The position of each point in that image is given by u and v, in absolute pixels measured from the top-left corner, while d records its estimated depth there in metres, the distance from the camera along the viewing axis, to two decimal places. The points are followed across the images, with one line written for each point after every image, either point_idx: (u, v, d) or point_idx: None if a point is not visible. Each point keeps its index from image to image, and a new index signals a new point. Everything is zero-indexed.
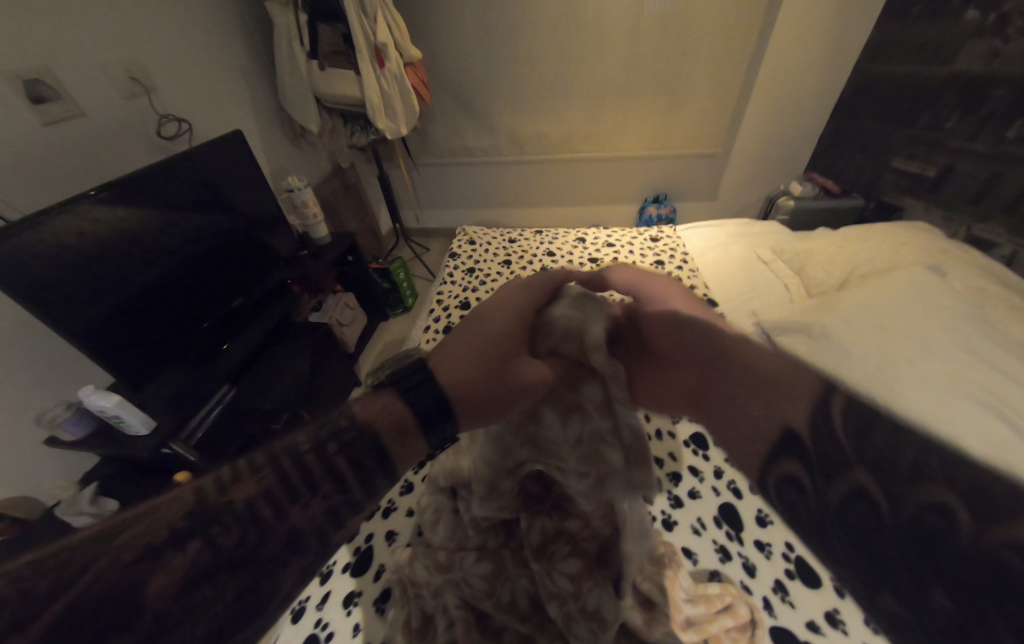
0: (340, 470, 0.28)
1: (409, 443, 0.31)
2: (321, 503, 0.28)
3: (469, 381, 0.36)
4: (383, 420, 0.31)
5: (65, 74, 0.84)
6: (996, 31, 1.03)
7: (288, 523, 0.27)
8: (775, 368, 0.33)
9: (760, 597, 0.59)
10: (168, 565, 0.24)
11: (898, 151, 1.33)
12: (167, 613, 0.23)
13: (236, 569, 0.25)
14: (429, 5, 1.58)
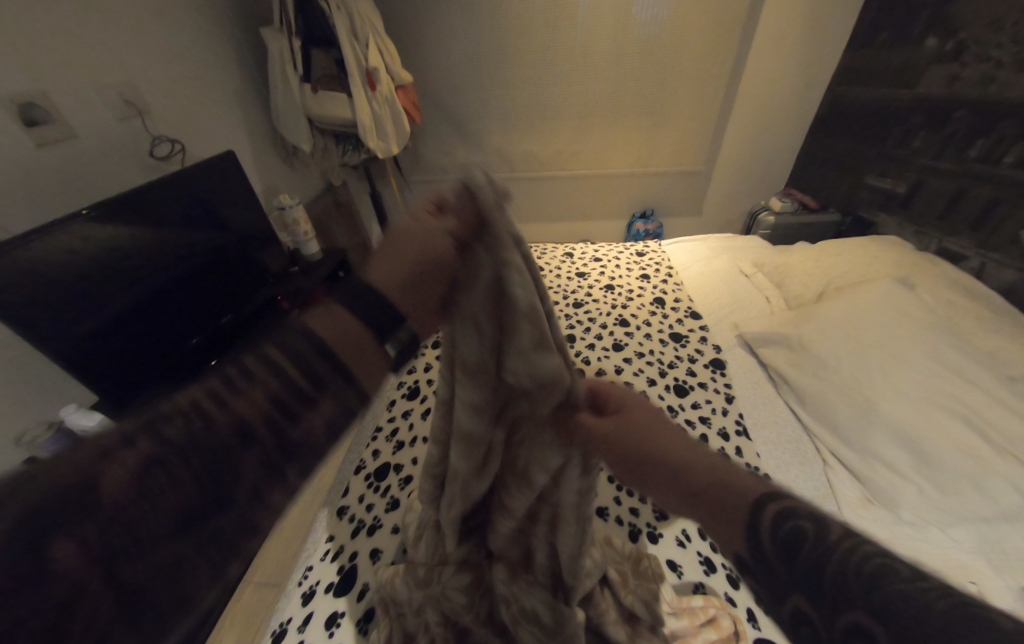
0: (286, 370, 0.31)
1: (363, 349, 0.33)
2: (263, 391, 0.30)
3: (405, 284, 0.36)
4: (333, 333, 0.32)
5: (60, 99, 0.86)
6: (954, 57, 1.09)
7: (233, 415, 0.29)
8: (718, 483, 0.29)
9: (744, 609, 0.60)
10: (119, 460, 0.25)
11: (871, 169, 1.39)
12: (127, 499, 0.24)
13: (191, 456, 0.27)
14: (420, 31, 1.64)
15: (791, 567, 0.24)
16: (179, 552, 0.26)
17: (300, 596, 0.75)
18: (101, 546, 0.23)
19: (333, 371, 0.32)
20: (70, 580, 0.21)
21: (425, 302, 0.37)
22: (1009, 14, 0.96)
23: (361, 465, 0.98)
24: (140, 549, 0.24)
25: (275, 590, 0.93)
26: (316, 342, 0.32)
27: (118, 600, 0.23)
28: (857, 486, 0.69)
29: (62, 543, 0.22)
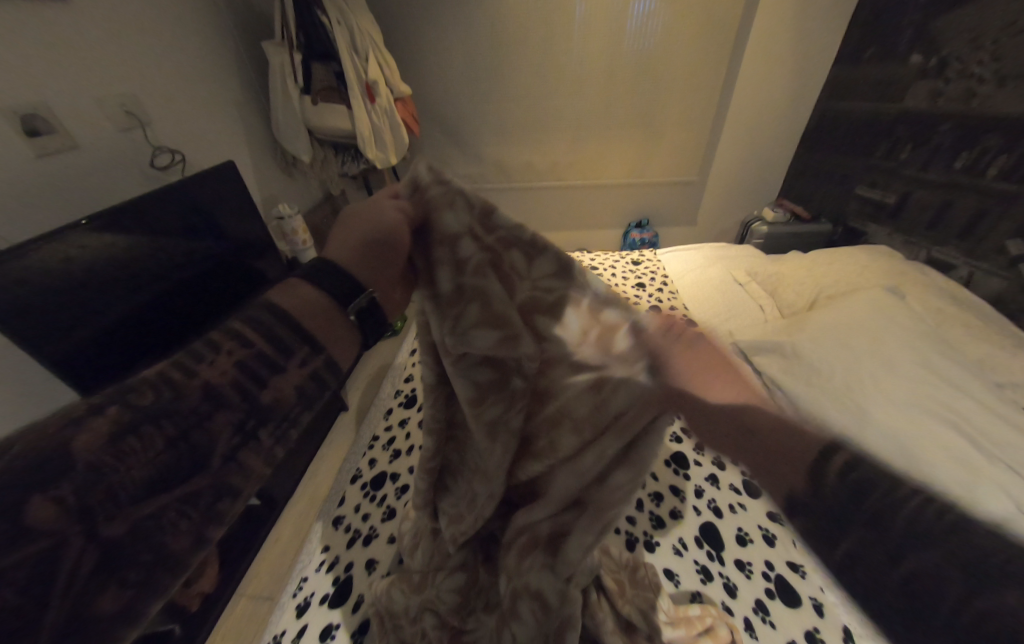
0: (258, 336, 0.27)
1: (332, 319, 0.30)
2: (229, 358, 0.26)
3: (360, 256, 0.34)
4: (293, 302, 0.30)
5: (62, 110, 0.87)
6: (937, 74, 1.13)
7: (207, 382, 0.25)
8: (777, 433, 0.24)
9: (741, 617, 0.66)
10: (100, 417, 0.22)
11: (860, 180, 1.42)
12: (102, 462, 0.21)
13: (162, 422, 0.23)
14: (419, 46, 1.67)
15: (852, 515, 0.21)
16: (158, 514, 0.23)
17: (294, 609, 0.75)
18: (82, 506, 0.21)
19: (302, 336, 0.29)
20: (50, 540, 0.20)
21: (386, 272, 0.36)
22: (987, 33, 0.99)
23: (357, 474, 0.99)
24: (119, 509, 0.22)
25: (268, 603, 0.91)
26: (287, 309, 0.29)
27: (97, 555, 0.21)
28: None
29: (38, 505, 0.20)
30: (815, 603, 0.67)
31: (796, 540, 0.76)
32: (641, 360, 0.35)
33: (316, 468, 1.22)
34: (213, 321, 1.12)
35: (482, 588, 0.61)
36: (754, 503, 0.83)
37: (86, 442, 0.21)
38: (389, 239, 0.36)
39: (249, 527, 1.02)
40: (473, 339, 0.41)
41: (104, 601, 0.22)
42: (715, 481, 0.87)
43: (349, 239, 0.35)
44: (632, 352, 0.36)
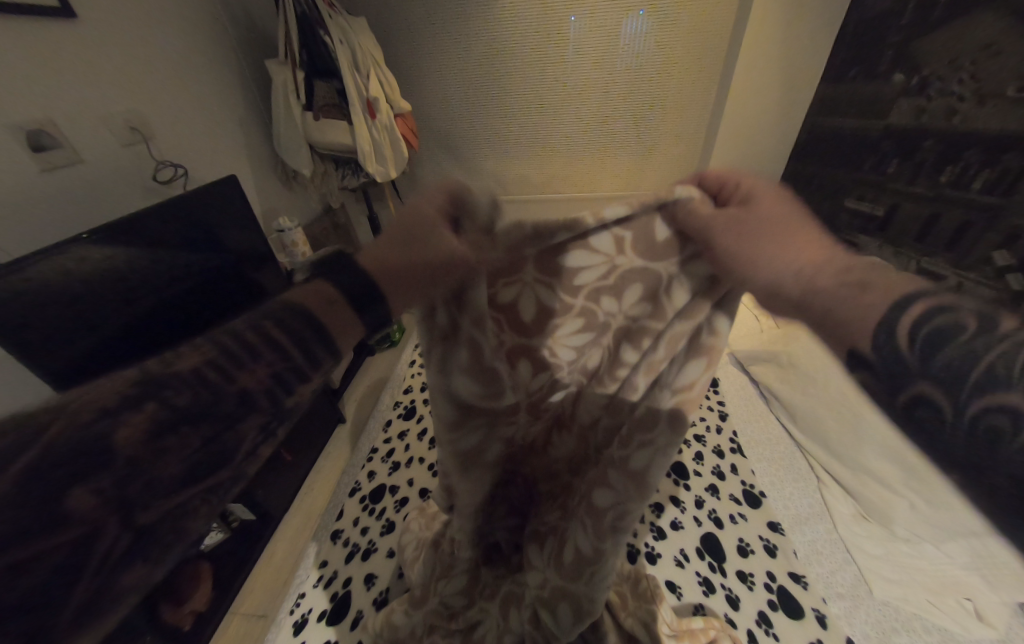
0: (279, 340, 0.31)
1: (345, 321, 0.32)
2: (266, 368, 0.30)
3: (400, 267, 0.34)
4: (315, 303, 0.32)
5: (68, 125, 0.88)
6: (919, 91, 1.18)
7: (240, 387, 0.29)
8: (841, 288, 0.29)
9: (744, 630, 0.66)
10: (137, 414, 0.26)
11: (849, 193, 1.45)
12: (141, 457, 0.26)
13: (198, 423, 0.28)
14: (419, 64, 1.72)
15: (925, 368, 0.25)
16: (184, 500, 0.27)
17: (291, 626, 0.74)
18: (119, 495, 0.25)
19: (322, 344, 0.32)
20: (85, 527, 0.24)
21: (421, 284, 0.35)
22: (965, 54, 1.04)
23: (355, 486, 0.98)
24: (151, 498, 0.26)
25: (262, 622, 0.89)
26: (308, 314, 0.32)
27: (130, 538, 0.25)
28: (850, 503, 0.80)
29: (80, 494, 0.24)
30: (818, 615, 0.68)
31: (797, 551, 0.76)
32: (680, 244, 0.40)
33: (313, 481, 1.21)
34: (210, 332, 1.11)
35: (485, 584, 0.66)
36: (755, 512, 0.83)
37: (127, 434, 0.25)
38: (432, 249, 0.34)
39: (243, 543, 1.01)
40: (456, 377, 0.45)
41: (129, 578, 0.25)
42: (715, 490, 0.87)
43: (385, 250, 0.34)
44: (671, 241, 0.40)
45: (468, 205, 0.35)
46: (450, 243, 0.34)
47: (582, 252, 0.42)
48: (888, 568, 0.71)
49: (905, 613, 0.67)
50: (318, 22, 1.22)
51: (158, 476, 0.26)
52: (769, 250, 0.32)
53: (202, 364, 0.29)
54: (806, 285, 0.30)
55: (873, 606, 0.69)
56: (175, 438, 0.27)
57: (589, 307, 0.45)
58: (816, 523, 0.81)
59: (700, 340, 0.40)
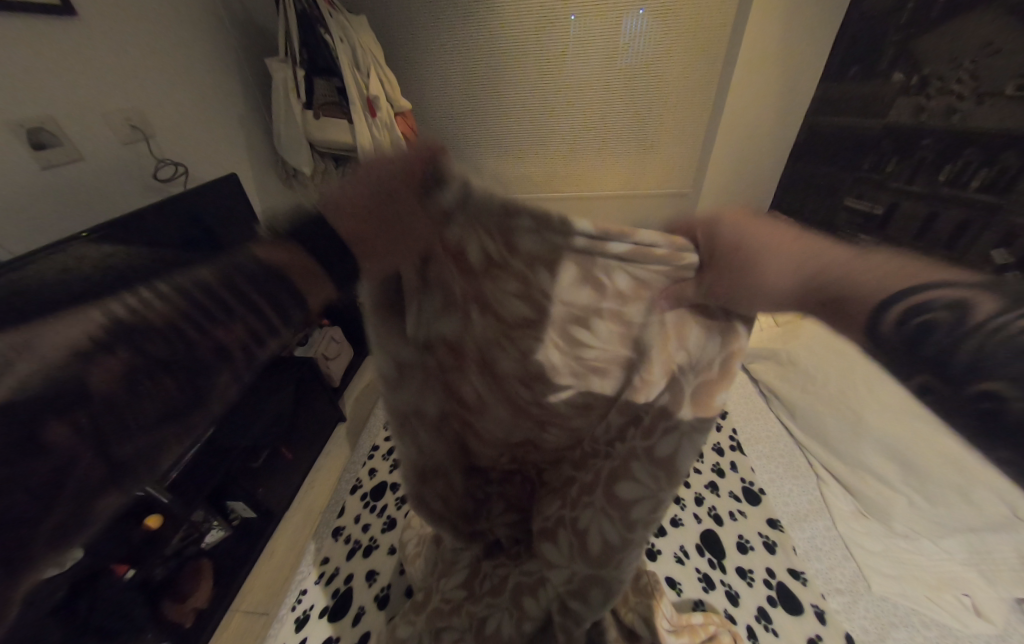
0: (260, 297, 0.26)
1: (314, 279, 0.29)
2: (249, 323, 0.26)
3: (364, 227, 0.32)
4: (276, 257, 0.27)
5: (68, 123, 0.88)
6: (919, 90, 1.18)
7: (217, 338, 0.25)
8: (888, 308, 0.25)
9: (744, 626, 0.66)
10: (109, 357, 0.21)
11: (848, 191, 1.45)
12: (118, 401, 0.22)
13: (173, 371, 0.23)
14: (419, 62, 1.72)
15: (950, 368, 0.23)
16: (169, 443, 0.24)
17: (294, 622, 0.74)
18: (95, 433, 0.21)
19: (296, 303, 0.28)
20: (62, 456, 0.20)
21: (385, 247, 0.34)
22: (964, 53, 1.04)
23: (357, 483, 0.98)
24: (127, 434, 0.22)
25: (263, 618, 0.89)
26: (284, 273, 0.28)
27: (106, 470, 0.22)
28: (848, 500, 0.80)
29: (55, 426, 0.20)
30: (817, 611, 0.68)
31: (797, 547, 0.77)
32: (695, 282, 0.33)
33: (313, 479, 1.21)
34: None
35: (486, 577, 0.66)
36: (754, 510, 0.83)
37: (100, 378, 0.21)
38: (399, 216, 0.34)
39: (243, 541, 1.01)
40: (439, 325, 0.48)
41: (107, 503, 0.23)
42: (715, 488, 0.87)
43: (353, 202, 0.31)
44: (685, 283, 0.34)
45: (444, 170, 0.34)
46: (418, 209, 0.35)
47: (575, 272, 0.37)
48: (886, 564, 0.71)
49: (903, 607, 0.67)
50: (317, 19, 1.22)
51: (136, 422, 0.23)
52: (751, 262, 0.28)
53: (177, 309, 0.23)
54: (803, 283, 0.26)
55: (870, 601, 0.69)
56: (155, 386, 0.23)
57: (568, 301, 0.39)
58: (816, 519, 0.81)
59: (720, 320, 0.35)
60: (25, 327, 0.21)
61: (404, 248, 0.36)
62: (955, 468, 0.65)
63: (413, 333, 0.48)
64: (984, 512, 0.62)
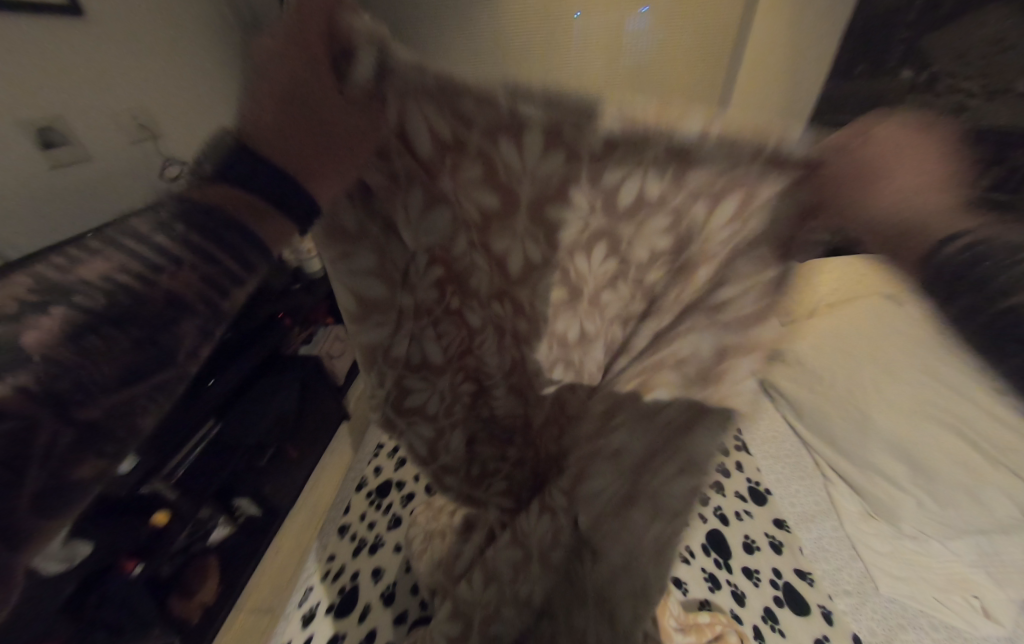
0: (214, 254, 0.28)
1: (267, 219, 0.30)
2: (193, 273, 0.28)
3: (294, 142, 0.30)
4: (221, 195, 0.29)
5: (77, 124, 0.90)
6: None
7: (165, 290, 0.27)
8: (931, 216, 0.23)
9: (750, 626, 0.67)
10: (47, 317, 0.24)
11: None
12: (64, 356, 0.24)
13: (124, 326, 0.26)
14: None
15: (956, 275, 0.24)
16: (131, 400, 0.28)
17: (300, 619, 0.75)
18: (46, 393, 0.24)
19: (253, 247, 0.30)
20: (22, 418, 0.24)
21: (332, 161, 0.33)
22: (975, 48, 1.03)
23: (361, 481, 0.98)
24: (86, 398, 0.26)
25: (269, 614, 0.91)
26: (226, 216, 0.29)
27: (75, 433, 0.26)
28: (854, 501, 0.80)
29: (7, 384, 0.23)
30: (825, 611, 0.70)
31: (804, 548, 0.78)
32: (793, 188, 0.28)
33: (318, 478, 1.22)
34: None
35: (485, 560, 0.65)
36: (761, 510, 0.84)
37: (41, 336, 0.24)
38: (318, 112, 0.30)
39: (248, 538, 1.01)
40: (431, 229, 0.44)
41: (82, 468, 0.27)
42: (722, 488, 0.89)
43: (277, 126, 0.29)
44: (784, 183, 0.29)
45: (343, 36, 0.29)
46: (337, 104, 0.31)
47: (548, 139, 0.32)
48: (894, 565, 0.73)
49: (911, 607, 0.70)
50: None
51: (98, 374, 0.26)
52: (853, 191, 0.25)
53: (108, 270, 0.26)
54: (901, 218, 0.24)
55: (878, 602, 0.71)
56: (111, 339, 0.26)
57: (538, 176, 0.35)
58: (822, 521, 0.83)
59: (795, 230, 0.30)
60: (26, 291, 0.24)
61: (346, 152, 0.34)
62: (973, 474, 0.61)
63: (389, 261, 0.45)
64: (992, 515, 0.60)
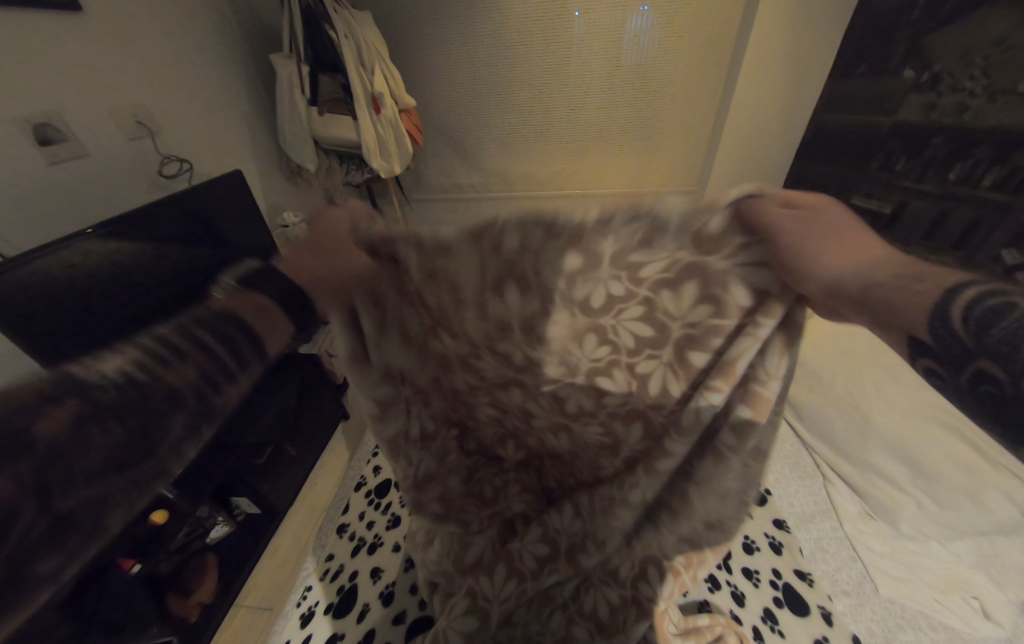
0: (205, 340, 0.33)
1: (272, 320, 0.35)
2: (194, 367, 0.32)
3: (316, 282, 0.40)
4: (238, 304, 0.35)
5: (75, 120, 0.88)
6: (930, 87, 1.17)
7: (168, 386, 0.31)
8: (901, 284, 0.30)
9: (750, 627, 0.66)
10: (52, 410, 0.28)
11: (856, 189, 1.43)
12: (60, 442, 0.27)
13: (127, 412, 0.30)
14: (423, 60, 1.71)
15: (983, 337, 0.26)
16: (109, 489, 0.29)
17: (299, 619, 0.75)
18: (41, 478, 0.27)
19: (247, 341, 0.34)
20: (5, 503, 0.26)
21: (334, 292, 0.42)
22: (976, 50, 1.03)
23: (362, 481, 0.98)
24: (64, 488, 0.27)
25: (267, 615, 0.90)
26: (233, 315, 0.35)
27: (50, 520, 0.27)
28: (854, 502, 0.81)
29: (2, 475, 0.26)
30: (824, 611, 0.68)
31: (803, 548, 0.77)
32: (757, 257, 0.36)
33: (315, 477, 1.21)
34: None
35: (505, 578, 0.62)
36: (761, 510, 0.83)
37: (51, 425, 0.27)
38: (335, 259, 0.41)
39: (246, 539, 1.01)
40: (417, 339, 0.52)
41: (44, 564, 0.27)
42: None
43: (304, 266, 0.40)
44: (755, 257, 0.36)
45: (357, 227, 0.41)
46: (350, 255, 0.41)
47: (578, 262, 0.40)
48: (892, 566, 0.72)
49: (909, 609, 0.68)
50: (321, 16, 1.23)
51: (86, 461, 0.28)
52: (821, 261, 0.33)
53: (125, 363, 0.31)
54: (872, 279, 0.30)
55: (877, 603, 0.69)
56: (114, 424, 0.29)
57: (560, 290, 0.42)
58: (821, 520, 0.81)
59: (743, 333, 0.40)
60: (81, 369, 0.30)
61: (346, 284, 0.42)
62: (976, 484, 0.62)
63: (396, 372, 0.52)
64: (994, 517, 0.60)
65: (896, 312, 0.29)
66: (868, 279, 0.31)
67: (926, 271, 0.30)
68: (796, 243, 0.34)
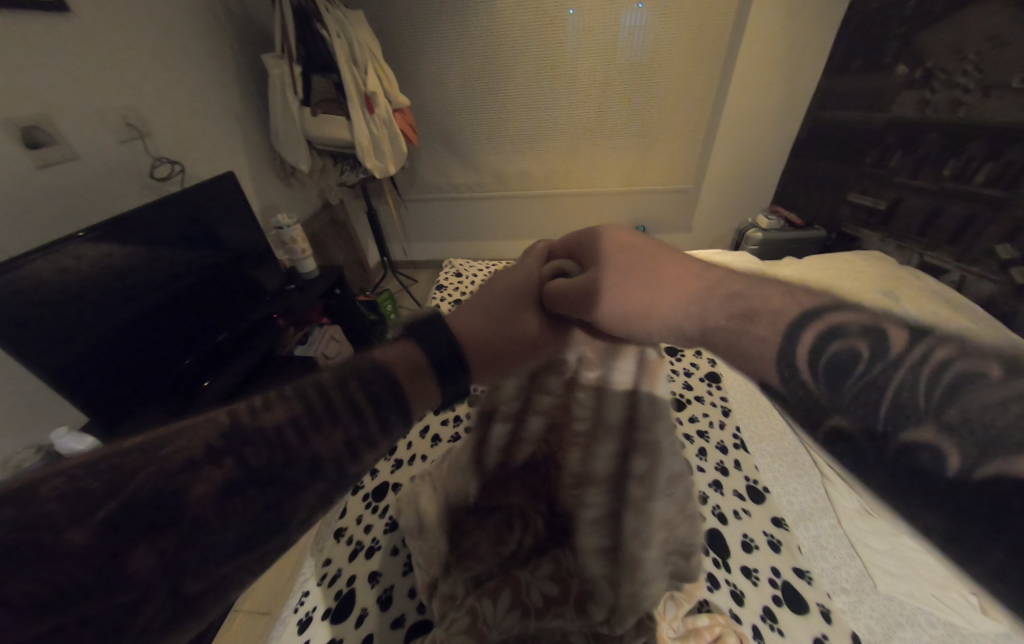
0: (358, 403, 0.34)
1: (425, 386, 0.38)
2: (341, 433, 0.34)
3: (481, 351, 0.42)
4: (397, 365, 0.37)
5: (63, 122, 0.87)
6: (923, 82, 1.17)
7: (307, 453, 0.32)
8: (716, 303, 0.33)
9: (749, 626, 0.67)
10: (203, 479, 0.29)
11: (851, 186, 1.44)
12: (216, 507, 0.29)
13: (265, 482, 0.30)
14: (416, 58, 1.69)
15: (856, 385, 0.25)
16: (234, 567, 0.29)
17: (296, 625, 0.74)
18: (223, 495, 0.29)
19: (391, 396, 0.36)
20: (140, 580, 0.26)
21: (490, 361, 0.43)
22: (971, 44, 1.03)
23: (357, 484, 0.97)
24: (204, 566, 0.28)
25: (267, 618, 0.90)
26: (390, 375, 0.37)
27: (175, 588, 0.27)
28: (852, 499, 0.78)
29: (142, 552, 0.26)
30: (822, 609, 0.68)
31: (803, 546, 0.77)
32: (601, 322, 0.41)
33: None
34: (220, 329, 1.09)
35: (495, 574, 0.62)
36: (759, 508, 0.83)
37: (203, 489, 0.29)
38: (506, 322, 0.45)
39: None
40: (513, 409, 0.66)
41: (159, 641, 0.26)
42: (718, 487, 0.88)
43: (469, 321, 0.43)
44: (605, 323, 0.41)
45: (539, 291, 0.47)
46: (518, 324, 0.46)
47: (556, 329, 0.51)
48: (891, 562, 0.71)
49: (910, 605, 0.67)
50: (313, 14, 1.22)
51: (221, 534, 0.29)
52: (646, 310, 0.37)
53: (271, 423, 0.32)
54: (697, 317, 0.34)
55: (878, 601, 0.68)
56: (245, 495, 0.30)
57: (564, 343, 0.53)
58: (821, 518, 0.80)
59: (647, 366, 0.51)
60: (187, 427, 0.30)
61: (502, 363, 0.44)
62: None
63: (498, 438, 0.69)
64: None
65: (750, 361, 0.30)
66: (698, 317, 0.34)
67: (743, 282, 0.33)
68: (617, 305, 0.39)
